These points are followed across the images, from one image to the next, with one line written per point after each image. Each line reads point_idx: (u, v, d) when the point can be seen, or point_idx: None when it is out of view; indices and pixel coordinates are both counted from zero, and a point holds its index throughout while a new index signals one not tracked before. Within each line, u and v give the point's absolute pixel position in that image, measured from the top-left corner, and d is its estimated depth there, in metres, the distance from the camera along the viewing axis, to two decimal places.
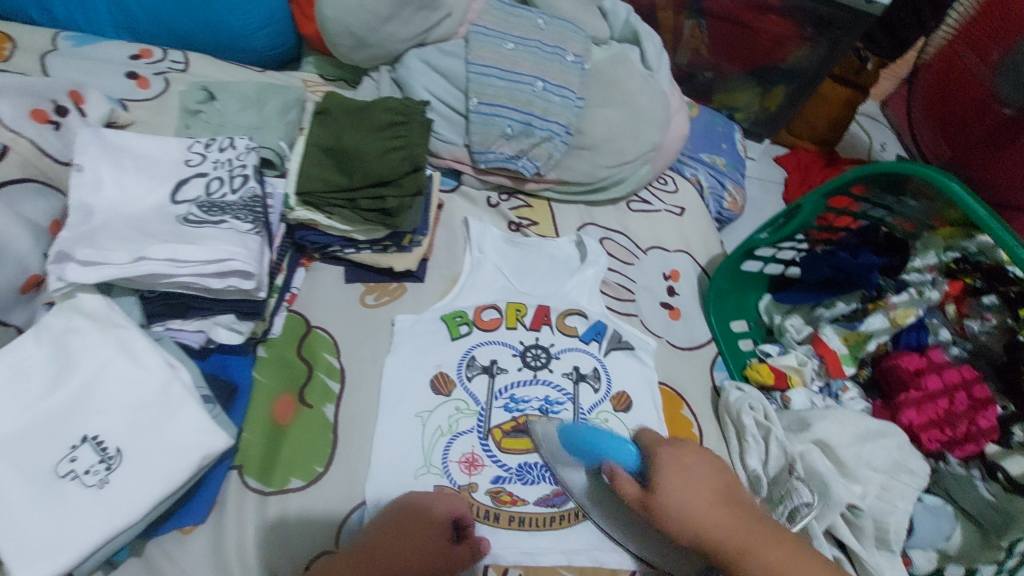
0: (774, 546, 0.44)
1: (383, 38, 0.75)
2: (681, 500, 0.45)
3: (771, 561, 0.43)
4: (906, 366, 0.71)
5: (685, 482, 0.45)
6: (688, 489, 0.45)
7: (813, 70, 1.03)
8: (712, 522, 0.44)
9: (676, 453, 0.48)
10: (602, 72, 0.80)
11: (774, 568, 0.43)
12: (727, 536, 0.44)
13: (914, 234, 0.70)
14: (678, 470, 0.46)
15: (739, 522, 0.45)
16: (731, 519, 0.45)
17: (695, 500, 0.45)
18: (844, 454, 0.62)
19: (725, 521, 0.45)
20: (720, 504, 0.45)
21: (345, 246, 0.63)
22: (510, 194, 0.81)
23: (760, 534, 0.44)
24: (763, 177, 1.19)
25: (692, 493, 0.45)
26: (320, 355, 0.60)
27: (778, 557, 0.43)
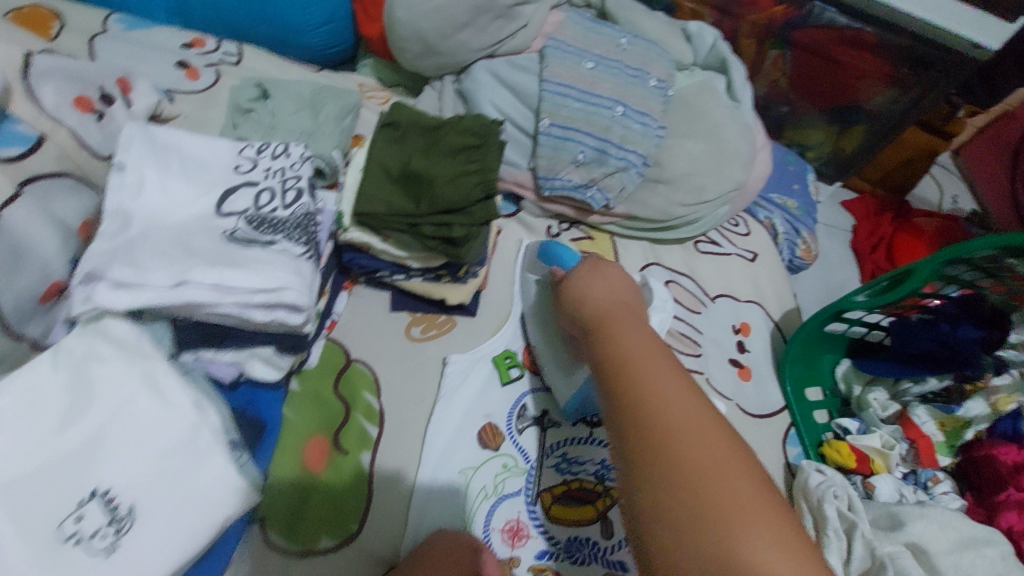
0: (699, 432, 0.34)
1: (455, 47, 0.70)
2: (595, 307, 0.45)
3: (654, 407, 0.35)
4: (1003, 460, 0.63)
5: (611, 335, 0.42)
6: (628, 337, 0.41)
7: (898, 115, 0.96)
8: (623, 340, 0.41)
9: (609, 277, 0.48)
10: (686, 100, 0.73)
11: (661, 411, 0.35)
12: (625, 340, 0.41)
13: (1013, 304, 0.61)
14: (595, 280, 0.48)
15: (646, 344, 0.40)
16: (649, 349, 0.40)
17: (631, 329, 0.42)
18: (942, 562, 0.54)
19: (629, 350, 0.40)
20: (660, 356, 0.40)
21: (394, 272, 0.57)
22: (571, 224, 0.74)
23: (682, 396, 0.36)
24: (829, 222, 1.11)
25: (601, 295, 0.46)
26: (359, 394, 0.54)
27: (671, 399, 0.36)
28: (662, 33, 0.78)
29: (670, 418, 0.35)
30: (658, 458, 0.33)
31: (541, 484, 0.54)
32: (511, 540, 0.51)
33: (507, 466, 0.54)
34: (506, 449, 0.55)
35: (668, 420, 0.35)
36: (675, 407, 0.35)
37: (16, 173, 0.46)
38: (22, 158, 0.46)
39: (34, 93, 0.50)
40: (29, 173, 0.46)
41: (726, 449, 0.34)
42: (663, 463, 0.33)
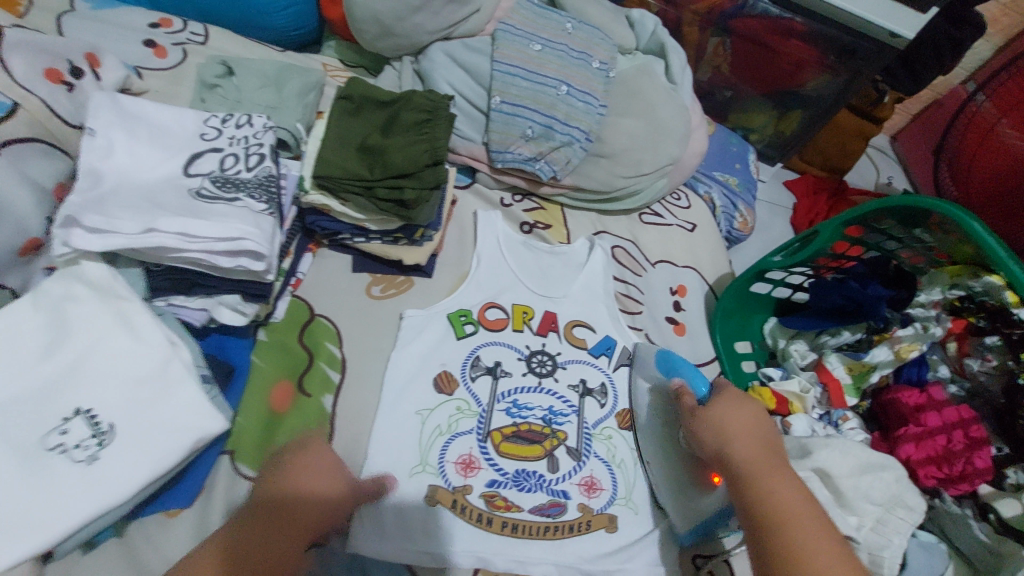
0: (760, 467, 0.49)
1: (410, 28, 0.74)
2: (724, 429, 0.53)
3: (773, 503, 0.46)
4: (906, 401, 0.72)
5: (730, 415, 0.53)
6: (731, 426, 0.53)
7: (829, 100, 1.04)
8: (731, 425, 0.53)
9: (739, 400, 0.55)
10: (627, 82, 0.80)
11: (788, 522, 0.45)
12: (736, 440, 0.52)
13: (921, 269, 0.69)
14: (731, 407, 0.54)
15: (774, 459, 0.50)
16: (756, 440, 0.52)
17: (744, 441, 0.52)
18: (843, 484, 0.61)
19: (760, 466, 0.49)
20: (755, 435, 0.52)
21: (354, 235, 0.62)
22: (524, 196, 0.80)
23: (771, 462, 0.50)
24: (772, 201, 1.19)
25: (739, 418, 0.53)
26: (322, 344, 0.59)
27: (778, 478, 0.48)
28: (605, 20, 0.84)
29: (777, 504, 0.46)
30: (779, 523, 0.45)
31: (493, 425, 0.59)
32: (462, 470, 0.56)
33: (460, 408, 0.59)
34: (460, 395, 0.60)
35: (799, 519, 0.45)
36: (768, 478, 0.48)
37: None
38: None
39: (5, 62, 0.53)
40: (4, 136, 0.50)
41: (786, 476, 0.49)
42: (770, 524, 0.45)
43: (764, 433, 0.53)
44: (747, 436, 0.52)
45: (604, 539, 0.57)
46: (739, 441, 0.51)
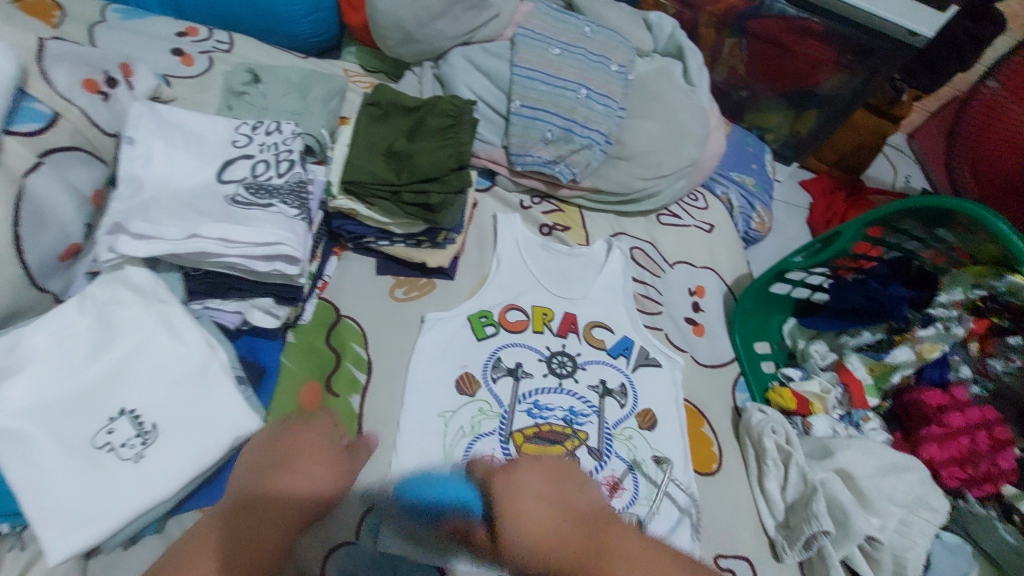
0: (593, 538, 0.36)
1: (432, 34, 0.76)
2: (525, 524, 0.35)
3: None
4: (928, 402, 0.72)
5: (518, 498, 0.37)
6: (522, 503, 0.37)
7: (848, 98, 1.03)
8: (528, 500, 0.37)
9: (515, 463, 0.40)
10: (645, 84, 0.80)
11: None
12: (532, 512, 0.36)
13: (942, 269, 0.68)
14: (510, 484, 0.39)
15: (600, 511, 0.38)
16: (558, 508, 0.37)
17: (536, 503, 0.37)
18: (866, 485, 0.61)
19: (575, 545, 0.35)
20: (555, 482, 0.39)
21: (380, 238, 0.63)
22: (543, 198, 0.81)
23: (605, 528, 0.37)
24: (788, 201, 1.19)
25: (526, 498, 0.37)
26: (348, 346, 0.60)
27: (573, 499, 0.38)
28: (623, 23, 0.85)
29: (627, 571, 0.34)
30: None
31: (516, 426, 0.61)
32: (486, 468, 0.57)
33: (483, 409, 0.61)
34: (482, 396, 0.61)
35: None
36: (574, 524, 0.36)
37: (36, 145, 0.51)
38: (40, 132, 0.51)
39: (46, 73, 0.55)
40: (48, 146, 0.52)
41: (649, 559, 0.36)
42: None
43: (574, 489, 0.39)
44: (540, 524, 0.36)
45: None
46: (542, 532, 0.35)
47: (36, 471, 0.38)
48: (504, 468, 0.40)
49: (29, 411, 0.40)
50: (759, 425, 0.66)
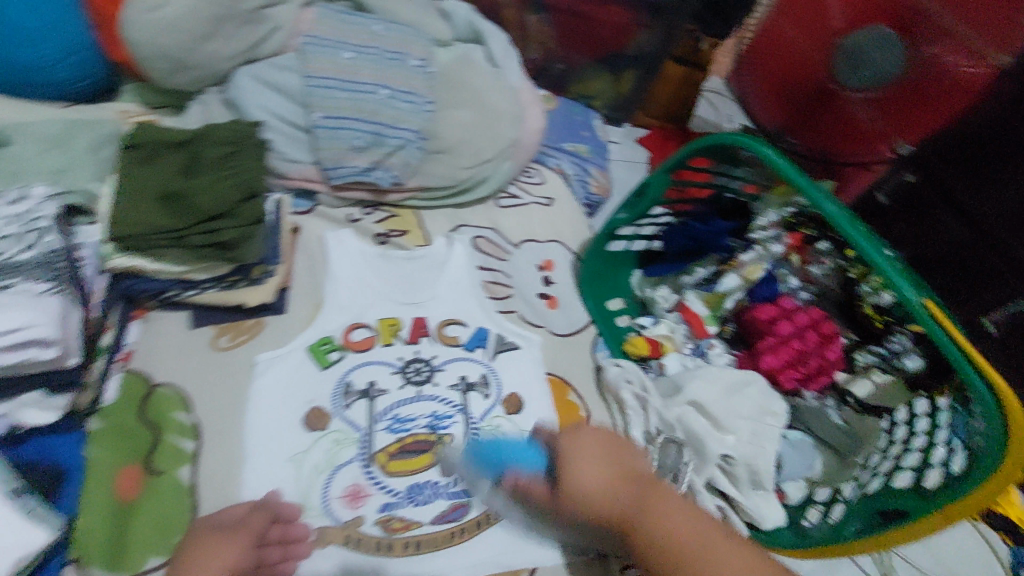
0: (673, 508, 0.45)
1: (207, 57, 0.70)
2: (587, 482, 0.46)
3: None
4: (762, 316, 0.78)
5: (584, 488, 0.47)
6: (591, 470, 0.47)
7: (656, 51, 1.14)
8: (587, 466, 0.47)
9: (579, 430, 0.50)
10: (449, 74, 0.80)
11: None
12: (602, 488, 0.46)
13: (755, 197, 0.73)
14: (581, 450, 0.49)
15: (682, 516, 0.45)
16: (611, 473, 0.47)
17: (597, 472, 0.47)
18: (716, 409, 0.66)
19: (628, 502, 0.46)
20: (614, 464, 0.48)
21: (182, 289, 0.58)
22: (373, 207, 0.78)
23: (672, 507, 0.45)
24: (630, 159, 1.22)
25: (590, 466, 0.47)
26: (169, 416, 0.54)
27: (660, 497, 0.46)
28: (416, 15, 0.84)
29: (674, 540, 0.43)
30: None
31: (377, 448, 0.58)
32: (352, 500, 0.55)
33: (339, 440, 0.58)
34: (335, 426, 0.58)
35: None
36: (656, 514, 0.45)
37: None
38: None
39: None
40: None
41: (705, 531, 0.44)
42: None
43: (625, 463, 0.49)
44: (601, 484, 0.47)
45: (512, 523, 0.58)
46: (601, 492, 0.46)
47: None
48: (574, 446, 0.49)
49: None
50: (617, 379, 0.70)
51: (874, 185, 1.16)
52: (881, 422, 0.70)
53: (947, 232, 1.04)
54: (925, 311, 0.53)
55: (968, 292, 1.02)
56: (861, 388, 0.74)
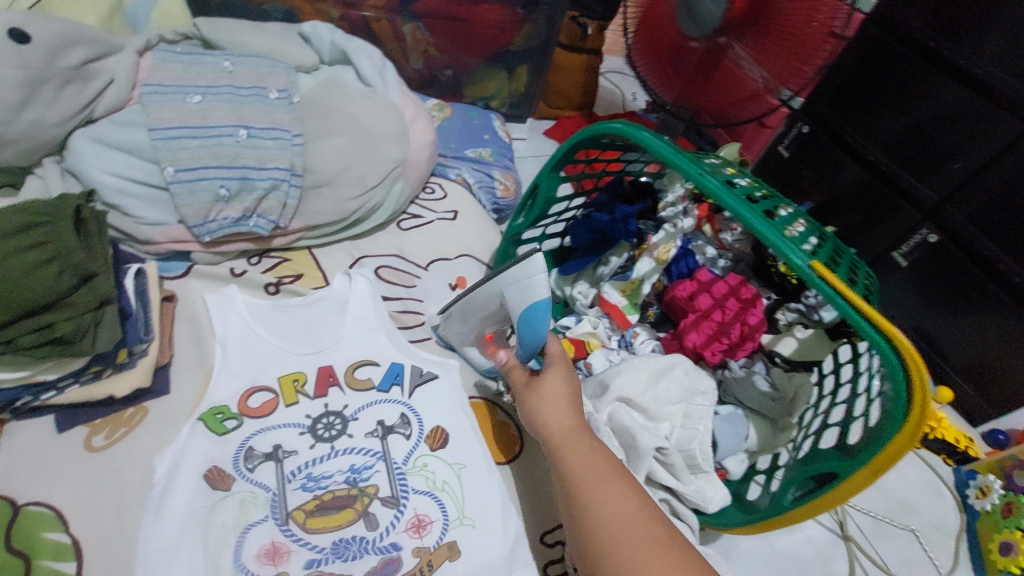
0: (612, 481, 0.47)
1: (27, 128, 0.61)
2: (545, 406, 0.53)
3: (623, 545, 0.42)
4: (681, 294, 0.78)
5: (541, 397, 0.54)
6: (551, 394, 0.54)
7: (541, 44, 1.09)
8: (557, 403, 0.53)
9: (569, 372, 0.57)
10: (315, 101, 0.75)
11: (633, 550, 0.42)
12: (557, 421, 0.52)
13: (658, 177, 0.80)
14: (552, 385, 0.54)
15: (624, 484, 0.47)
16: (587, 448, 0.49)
17: (563, 412, 0.52)
18: (644, 400, 0.65)
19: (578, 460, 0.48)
20: (572, 405, 0.53)
21: (36, 393, 0.52)
22: (261, 256, 0.73)
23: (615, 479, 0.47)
24: (537, 153, 1.21)
25: (552, 394, 0.53)
26: (40, 538, 0.48)
27: (611, 492, 0.46)
28: (272, 45, 0.78)
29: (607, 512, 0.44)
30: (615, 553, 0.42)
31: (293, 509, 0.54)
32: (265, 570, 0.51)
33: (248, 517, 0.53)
34: (239, 496, 0.53)
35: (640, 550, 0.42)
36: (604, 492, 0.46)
37: None
38: None
39: None
40: None
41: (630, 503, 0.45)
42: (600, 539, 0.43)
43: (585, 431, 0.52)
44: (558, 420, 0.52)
45: (450, 570, 0.54)
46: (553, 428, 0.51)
47: None
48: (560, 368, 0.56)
49: None
50: None
51: (774, 140, 1.22)
52: (810, 376, 0.73)
53: (843, 173, 1.08)
54: (814, 273, 0.53)
55: (868, 229, 1.06)
56: (785, 346, 0.78)
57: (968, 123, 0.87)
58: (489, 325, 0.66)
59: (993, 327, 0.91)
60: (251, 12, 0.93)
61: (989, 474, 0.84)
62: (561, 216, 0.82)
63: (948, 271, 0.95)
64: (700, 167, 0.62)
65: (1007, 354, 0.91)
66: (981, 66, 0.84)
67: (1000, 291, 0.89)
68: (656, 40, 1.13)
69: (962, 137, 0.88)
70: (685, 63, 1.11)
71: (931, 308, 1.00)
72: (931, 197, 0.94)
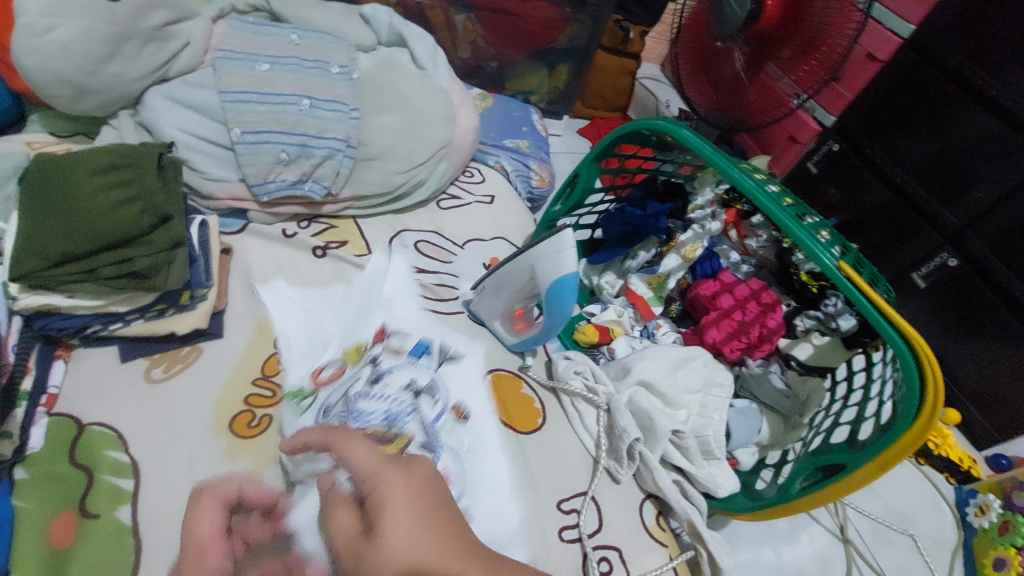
0: None
1: (110, 80, 0.66)
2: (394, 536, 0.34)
3: None
4: (704, 293, 0.81)
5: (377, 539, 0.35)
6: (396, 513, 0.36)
7: (585, 44, 1.12)
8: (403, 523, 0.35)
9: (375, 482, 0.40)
10: (372, 79, 0.79)
11: None
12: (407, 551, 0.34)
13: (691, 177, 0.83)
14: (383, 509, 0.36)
15: None
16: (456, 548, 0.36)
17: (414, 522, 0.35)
18: (663, 386, 0.68)
19: None
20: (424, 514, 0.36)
21: (106, 322, 0.56)
22: (310, 221, 0.77)
23: None
24: (571, 150, 1.25)
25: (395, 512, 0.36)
26: (101, 454, 0.52)
27: None
28: (335, 23, 0.83)
29: None
30: None
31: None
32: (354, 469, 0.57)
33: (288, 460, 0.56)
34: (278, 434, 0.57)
35: None
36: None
37: None
38: None
39: None
40: None
41: None
42: None
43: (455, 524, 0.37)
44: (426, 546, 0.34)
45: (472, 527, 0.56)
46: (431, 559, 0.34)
47: None
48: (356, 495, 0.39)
49: None
50: (566, 370, 0.71)
51: (803, 156, 1.25)
52: (823, 382, 0.76)
53: (869, 193, 1.11)
54: (840, 272, 0.56)
55: (889, 249, 1.09)
56: (802, 351, 0.79)
57: (997, 151, 0.89)
58: (518, 304, 0.72)
59: (1003, 352, 0.93)
60: None
61: (989, 493, 0.86)
62: (595, 207, 0.86)
63: (965, 296, 0.97)
64: (737, 168, 0.65)
65: (1017, 380, 0.93)
66: (1014, 96, 0.86)
67: (1014, 318, 0.91)
68: (691, 55, 1.17)
69: (990, 165, 0.90)
70: (722, 73, 1.14)
71: (944, 330, 1.02)
72: (952, 222, 0.97)
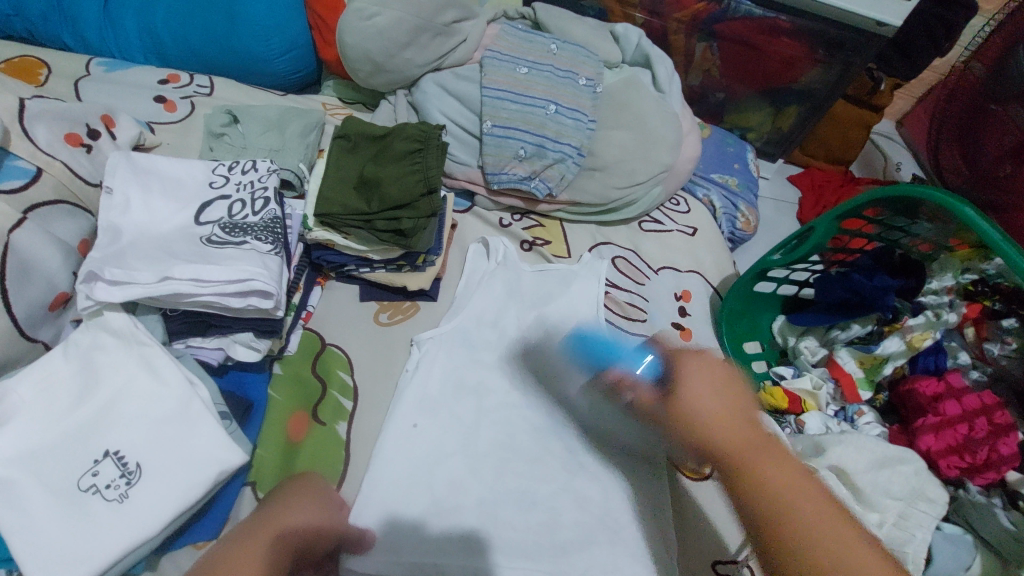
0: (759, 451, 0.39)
1: (401, 64, 0.78)
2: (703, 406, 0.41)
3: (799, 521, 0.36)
4: (923, 391, 0.71)
5: (693, 371, 0.42)
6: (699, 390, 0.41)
7: (826, 90, 1.04)
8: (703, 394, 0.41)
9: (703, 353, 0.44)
10: (613, 95, 0.82)
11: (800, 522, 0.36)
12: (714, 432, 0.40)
13: (931, 255, 0.71)
14: (693, 377, 0.42)
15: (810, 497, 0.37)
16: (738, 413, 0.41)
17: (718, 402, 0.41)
18: (860, 480, 0.61)
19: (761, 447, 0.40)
20: (733, 393, 0.42)
21: (360, 265, 0.65)
22: (523, 215, 0.82)
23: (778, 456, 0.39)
24: (776, 197, 1.18)
25: (701, 388, 0.41)
26: (334, 372, 0.61)
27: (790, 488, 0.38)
28: (590, 37, 0.87)
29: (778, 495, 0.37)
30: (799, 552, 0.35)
31: (510, 507, 0.57)
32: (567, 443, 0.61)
33: (464, 479, 0.57)
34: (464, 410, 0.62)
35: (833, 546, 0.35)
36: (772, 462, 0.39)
37: (20, 201, 0.52)
38: (24, 188, 0.52)
39: (30, 133, 0.55)
40: (32, 201, 0.53)
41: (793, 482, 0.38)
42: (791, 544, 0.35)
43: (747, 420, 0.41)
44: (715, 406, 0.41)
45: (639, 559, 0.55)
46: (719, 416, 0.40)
47: (23, 518, 0.41)
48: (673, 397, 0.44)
49: (20, 461, 0.43)
50: None
51: None
52: None
53: None
54: None
55: None
56: None
57: None
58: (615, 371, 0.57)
59: None
60: (571, 5, 1.05)
61: None
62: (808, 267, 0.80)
63: None
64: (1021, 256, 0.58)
65: None
66: None
67: None
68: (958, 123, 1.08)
69: None
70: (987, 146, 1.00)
71: None
72: None
